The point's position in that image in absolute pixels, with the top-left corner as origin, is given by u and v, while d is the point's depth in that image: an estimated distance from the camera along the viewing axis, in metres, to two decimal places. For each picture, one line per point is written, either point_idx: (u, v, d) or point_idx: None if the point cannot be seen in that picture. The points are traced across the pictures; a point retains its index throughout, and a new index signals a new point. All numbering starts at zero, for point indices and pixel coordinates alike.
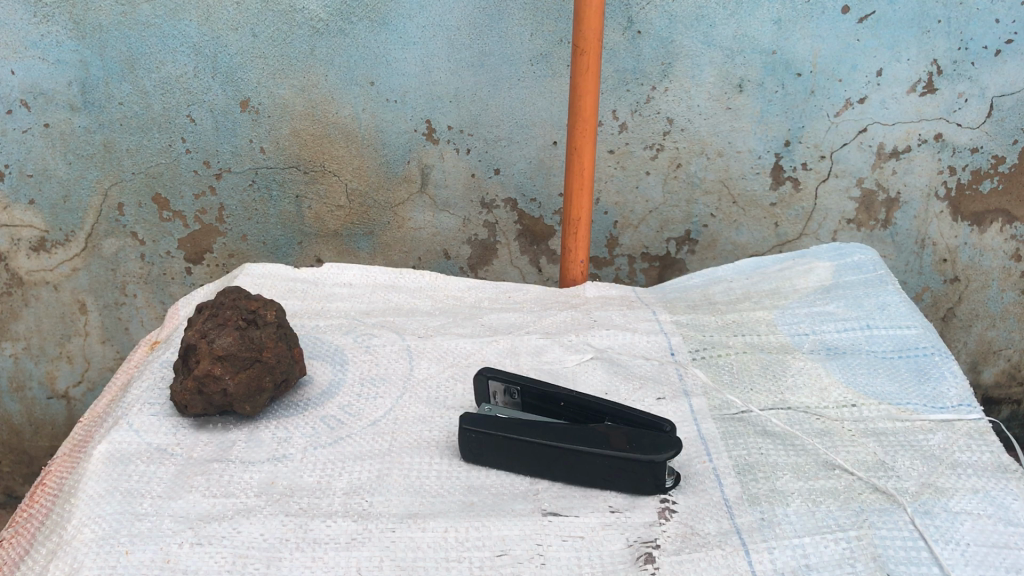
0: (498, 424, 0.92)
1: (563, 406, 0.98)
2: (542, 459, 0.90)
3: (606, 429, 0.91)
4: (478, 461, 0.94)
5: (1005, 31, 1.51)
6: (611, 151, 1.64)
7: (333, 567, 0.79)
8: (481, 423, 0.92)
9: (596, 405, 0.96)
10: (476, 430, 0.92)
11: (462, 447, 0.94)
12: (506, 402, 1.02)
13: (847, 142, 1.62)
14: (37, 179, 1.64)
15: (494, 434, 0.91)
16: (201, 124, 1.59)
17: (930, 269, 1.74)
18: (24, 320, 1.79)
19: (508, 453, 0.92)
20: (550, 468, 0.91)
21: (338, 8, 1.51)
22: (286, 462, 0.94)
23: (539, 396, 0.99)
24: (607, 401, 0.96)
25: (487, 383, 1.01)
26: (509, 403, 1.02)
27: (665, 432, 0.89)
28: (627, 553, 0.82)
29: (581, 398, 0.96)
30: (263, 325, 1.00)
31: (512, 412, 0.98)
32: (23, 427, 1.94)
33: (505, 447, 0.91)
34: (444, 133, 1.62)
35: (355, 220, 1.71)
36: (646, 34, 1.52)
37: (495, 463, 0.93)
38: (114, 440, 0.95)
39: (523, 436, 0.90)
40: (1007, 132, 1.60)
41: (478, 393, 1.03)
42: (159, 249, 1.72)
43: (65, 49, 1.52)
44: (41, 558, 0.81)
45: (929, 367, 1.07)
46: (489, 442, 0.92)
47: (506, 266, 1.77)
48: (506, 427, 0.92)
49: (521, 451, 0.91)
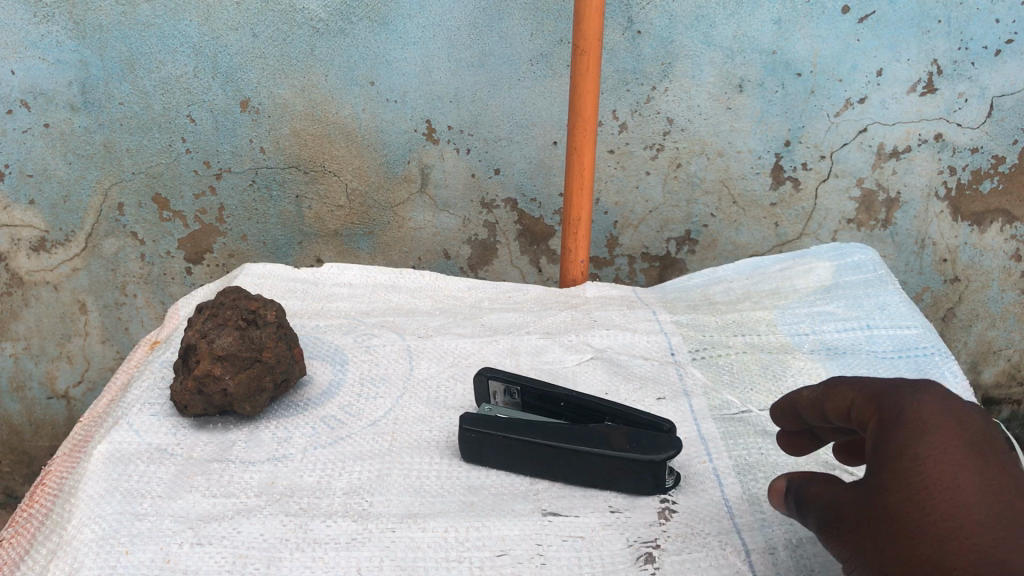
0: (498, 424, 0.92)
1: (563, 406, 0.98)
2: (543, 459, 0.90)
3: (606, 429, 0.90)
4: (478, 462, 0.94)
5: (1005, 31, 1.51)
6: (611, 151, 1.64)
7: (333, 567, 0.79)
8: (481, 423, 0.92)
9: (596, 405, 0.96)
10: (476, 430, 0.92)
11: (462, 447, 0.94)
12: (506, 402, 1.02)
13: (847, 142, 1.62)
14: (36, 179, 1.63)
15: (494, 434, 0.91)
16: (201, 124, 1.59)
17: (929, 270, 1.74)
18: (24, 320, 1.79)
19: (508, 454, 0.91)
20: (550, 468, 0.91)
21: (338, 8, 1.50)
22: (286, 462, 0.94)
23: (539, 396, 0.99)
24: (607, 401, 0.96)
25: (487, 383, 1.01)
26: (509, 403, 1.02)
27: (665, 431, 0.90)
28: (627, 553, 0.82)
29: (581, 398, 0.96)
30: (262, 325, 1.00)
31: (512, 412, 0.98)
32: (23, 427, 1.94)
33: (504, 447, 0.91)
34: (444, 133, 1.62)
35: (355, 220, 1.71)
36: (645, 34, 1.52)
37: (496, 464, 0.93)
38: (114, 440, 0.95)
39: (522, 436, 0.90)
40: (1007, 132, 1.60)
41: (479, 394, 1.03)
42: (159, 249, 1.73)
43: (65, 49, 1.52)
44: (40, 558, 0.81)
45: (929, 367, 1.07)
46: (489, 442, 0.92)
47: (506, 267, 1.78)
48: (506, 427, 0.92)
49: (521, 452, 0.91)
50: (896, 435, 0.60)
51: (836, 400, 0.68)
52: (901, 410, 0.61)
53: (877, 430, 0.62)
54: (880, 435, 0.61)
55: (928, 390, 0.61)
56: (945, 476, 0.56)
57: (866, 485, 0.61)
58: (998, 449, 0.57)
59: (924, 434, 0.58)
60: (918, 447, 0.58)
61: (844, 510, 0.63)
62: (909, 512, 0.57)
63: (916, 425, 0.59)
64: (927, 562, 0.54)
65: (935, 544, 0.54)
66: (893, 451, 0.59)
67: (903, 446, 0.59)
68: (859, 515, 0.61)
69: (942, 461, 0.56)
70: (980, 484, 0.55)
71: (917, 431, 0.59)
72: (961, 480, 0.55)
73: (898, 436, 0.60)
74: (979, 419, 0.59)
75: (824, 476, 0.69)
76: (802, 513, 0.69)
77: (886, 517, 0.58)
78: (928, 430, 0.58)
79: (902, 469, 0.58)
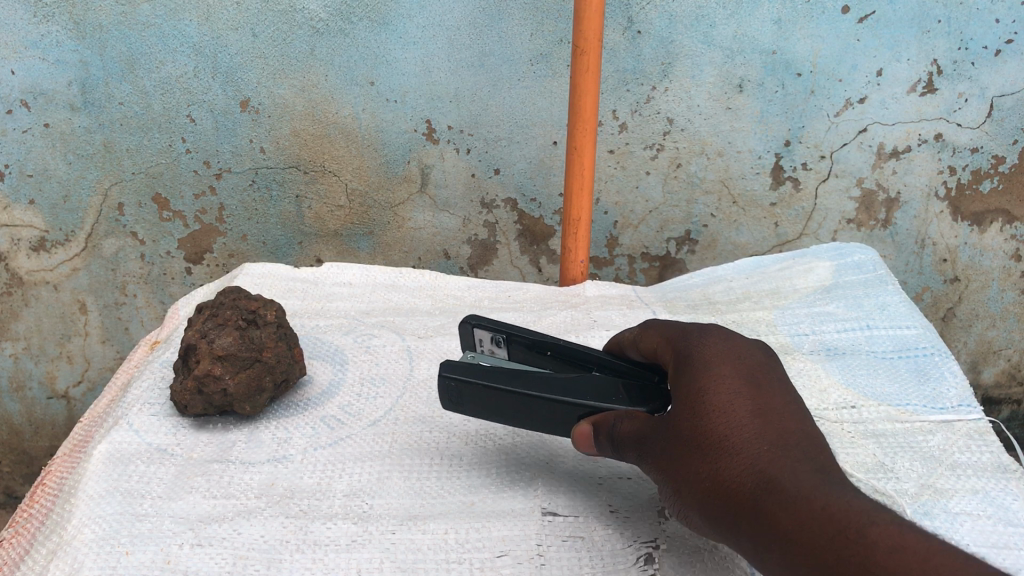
0: (478, 372, 0.85)
1: (553, 355, 0.92)
2: (527, 411, 0.83)
3: (596, 379, 0.83)
4: (458, 409, 0.87)
5: (1005, 31, 1.51)
6: (611, 151, 1.64)
7: (332, 568, 0.79)
8: (460, 369, 0.84)
9: (585, 354, 0.90)
10: (454, 377, 0.84)
11: (442, 395, 0.86)
12: (493, 351, 0.96)
13: (847, 142, 1.62)
14: (36, 179, 1.63)
15: (474, 382, 0.83)
16: (201, 123, 1.59)
17: (929, 270, 1.74)
18: (24, 320, 1.79)
19: (489, 403, 0.84)
20: (535, 419, 0.83)
21: (338, 8, 1.50)
22: (286, 462, 0.94)
23: (527, 344, 0.93)
24: (597, 351, 0.90)
25: (473, 331, 0.96)
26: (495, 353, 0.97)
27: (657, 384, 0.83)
28: (628, 553, 0.83)
29: (570, 346, 0.90)
30: (262, 325, 1.01)
31: (497, 364, 0.92)
32: (23, 428, 1.94)
33: (486, 397, 0.83)
34: (444, 133, 1.62)
35: (355, 220, 1.72)
36: (645, 34, 1.52)
37: (476, 413, 0.86)
38: (114, 440, 0.94)
39: (505, 385, 0.82)
40: (1007, 133, 1.60)
41: (465, 341, 0.98)
42: (159, 249, 1.73)
43: (65, 49, 1.51)
44: (41, 558, 0.81)
45: (929, 367, 1.07)
46: (469, 391, 0.84)
47: (506, 267, 1.79)
48: (488, 375, 0.84)
49: (502, 402, 0.83)
50: (688, 369, 0.72)
51: (648, 343, 0.84)
52: (691, 351, 0.74)
53: (674, 370, 0.74)
54: (682, 371, 0.72)
55: (711, 333, 0.75)
56: (725, 404, 0.66)
57: (666, 414, 0.70)
58: (765, 379, 0.70)
59: (708, 366, 0.71)
60: (704, 381, 0.69)
61: (647, 440, 0.71)
62: (706, 437, 0.65)
63: (703, 359, 0.72)
64: (708, 476, 0.64)
65: (717, 459, 0.64)
66: (687, 384, 0.70)
67: (693, 379, 0.70)
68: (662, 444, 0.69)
69: (722, 390, 0.67)
70: (750, 409, 0.66)
71: (702, 363, 0.71)
72: (736, 408, 0.66)
73: (691, 372, 0.71)
74: (755, 356, 0.72)
75: (628, 414, 0.74)
76: (617, 450, 0.75)
77: (680, 440, 0.67)
78: (712, 367, 0.70)
79: (692, 396, 0.68)
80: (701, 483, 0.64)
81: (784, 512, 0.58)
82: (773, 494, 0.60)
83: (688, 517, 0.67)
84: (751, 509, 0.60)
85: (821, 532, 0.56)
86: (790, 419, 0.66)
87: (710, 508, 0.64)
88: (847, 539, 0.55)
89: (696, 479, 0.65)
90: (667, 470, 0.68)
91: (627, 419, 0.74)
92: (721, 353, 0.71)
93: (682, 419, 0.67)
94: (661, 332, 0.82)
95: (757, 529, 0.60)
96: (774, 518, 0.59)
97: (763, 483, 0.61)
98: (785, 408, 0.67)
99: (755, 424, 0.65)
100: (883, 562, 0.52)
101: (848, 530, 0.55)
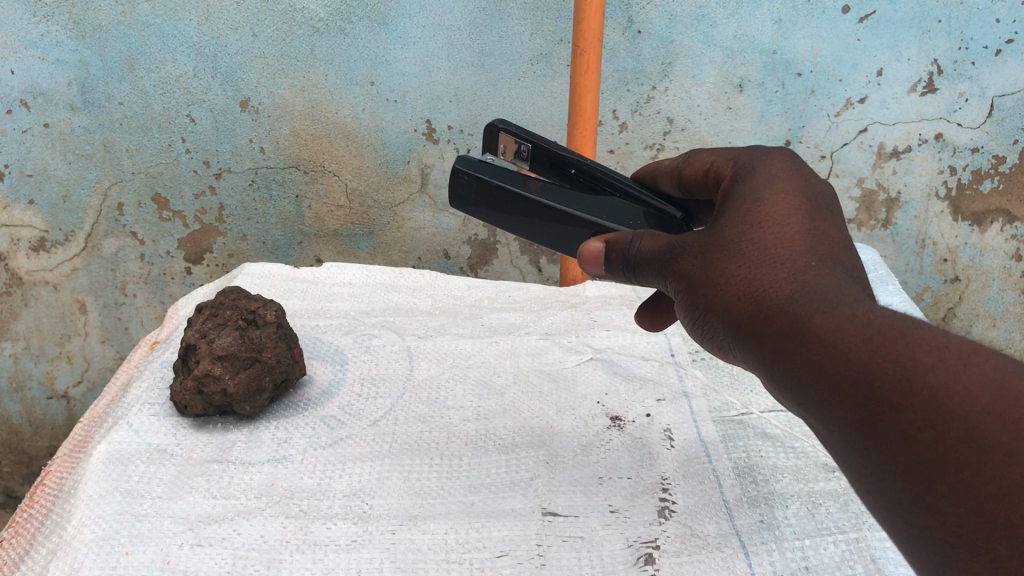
0: (494, 173, 0.84)
1: (575, 174, 0.90)
2: (536, 223, 0.84)
3: (610, 205, 0.84)
4: (464, 209, 0.86)
5: (1005, 31, 1.51)
6: (611, 151, 1.64)
7: (332, 568, 0.79)
8: (478, 168, 0.84)
9: (608, 177, 0.87)
10: (471, 174, 0.83)
11: (454, 190, 0.85)
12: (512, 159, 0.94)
13: (847, 142, 1.62)
14: (36, 179, 1.63)
15: (489, 183, 0.83)
16: (201, 124, 1.59)
17: (929, 270, 1.75)
18: (24, 320, 1.79)
19: (499, 206, 0.84)
20: (541, 229, 0.84)
21: (338, 7, 1.50)
22: (286, 462, 0.94)
23: (550, 159, 0.91)
24: (624, 176, 0.87)
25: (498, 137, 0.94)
26: (514, 162, 0.95)
27: (678, 223, 0.83)
28: (627, 553, 0.83)
29: (596, 166, 0.88)
30: (262, 325, 1.01)
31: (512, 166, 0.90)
32: (23, 427, 1.93)
33: (502, 201, 0.83)
34: (444, 133, 1.62)
35: (355, 220, 1.72)
36: (646, 34, 1.51)
37: (481, 216, 0.86)
38: (114, 439, 0.94)
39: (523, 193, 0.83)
40: (1007, 132, 1.60)
41: (487, 144, 0.96)
42: (159, 249, 1.73)
43: (65, 49, 1.51)
44: (41, 558, 0.80)
45: None
46: (486, 190, 0.83)
47: (506, 267, 1.80)
48: (507, 179, 0.84)
49: (511, 208, 0.83)
50: (747, 185, 0.67)
51: (695, 167, 0.79)
52: (753, 167, 0.69)
53: (730, 183, 0.70)
54: (738, 187, 0.68)
55: (781, 153, 0.70)
56: (779, 217, 0.62)
57: (710, 225, 0.66)
58: (827, 207, 0.64)
59: (768, 182, 0.66)
60: (763, 193, 0.65)
61: (680, 251, 0.67)
62: (747, 245, 0.61)
63: (765, 174, 0.67)
64: (741, 280, 0.60)
65: (755, 264, 0.59)
66: (742, 197, 0.66)
67: (751, 191, 0.66)
68: (696, 254, 0.65)
69: (781, 203, 0.63)
70: (805, 225, 0.61)
71: (764, 178, 0.67)
72: (791, 222, 0.61)
73: (747, 186, 0.67)
74: (821, 185, 0.66)
75: (650, 233, 0.72)
76: (628, 265, 0.73)
77: (719, 245, 0.63)
78: (774, 182, 0.66)
79: (743, 206, 0.64)
80: (732, 288, 0.60)
81: (821, 312, 0.53)
82: (811, 296, 0.55)
83: (709, 324, 0.63)
84: (783, 311, 0.55)
85: (854, 330, 0.50)
86: (846, 244, 0.60)
87: (735, 314, 0.59)
88: (884, 338, 0.48)
89: (726, 284, 0.61)
90: (695, 281, 0.64)
91: (648, 237, 0.72)
92: (787, 171, 0.67)
93: (728, 227, 0.63)
94: (717, 151, 0.77)
95: (783, 328, 0.55)
96: (808, 318, 0.53)
97: (801, 289, 0.55)
98: (842, 234, 0.62)
99: (807, 240, 0.60)
100: (920, 358, 0.46)
101: (889, 328, 0.49)
